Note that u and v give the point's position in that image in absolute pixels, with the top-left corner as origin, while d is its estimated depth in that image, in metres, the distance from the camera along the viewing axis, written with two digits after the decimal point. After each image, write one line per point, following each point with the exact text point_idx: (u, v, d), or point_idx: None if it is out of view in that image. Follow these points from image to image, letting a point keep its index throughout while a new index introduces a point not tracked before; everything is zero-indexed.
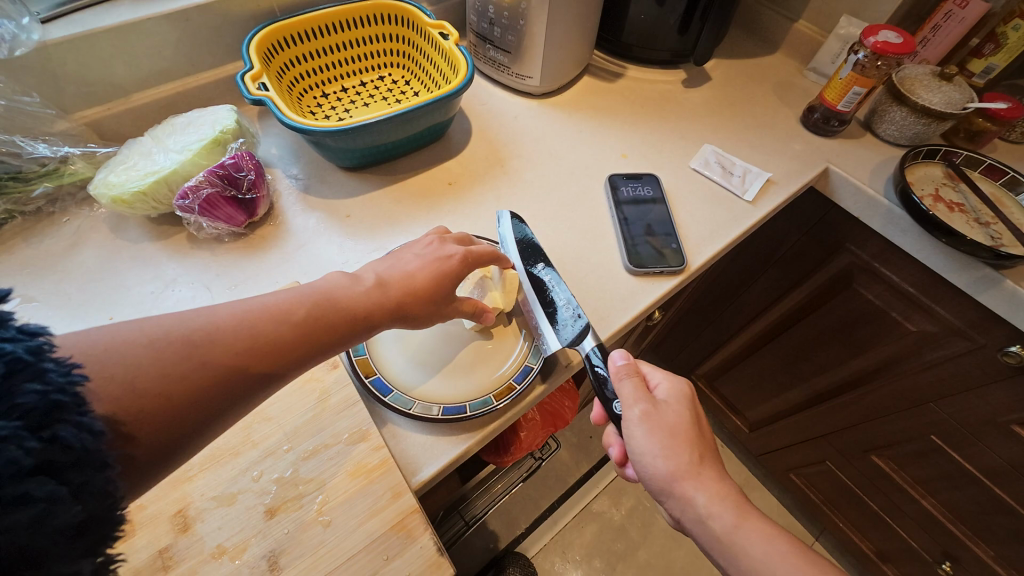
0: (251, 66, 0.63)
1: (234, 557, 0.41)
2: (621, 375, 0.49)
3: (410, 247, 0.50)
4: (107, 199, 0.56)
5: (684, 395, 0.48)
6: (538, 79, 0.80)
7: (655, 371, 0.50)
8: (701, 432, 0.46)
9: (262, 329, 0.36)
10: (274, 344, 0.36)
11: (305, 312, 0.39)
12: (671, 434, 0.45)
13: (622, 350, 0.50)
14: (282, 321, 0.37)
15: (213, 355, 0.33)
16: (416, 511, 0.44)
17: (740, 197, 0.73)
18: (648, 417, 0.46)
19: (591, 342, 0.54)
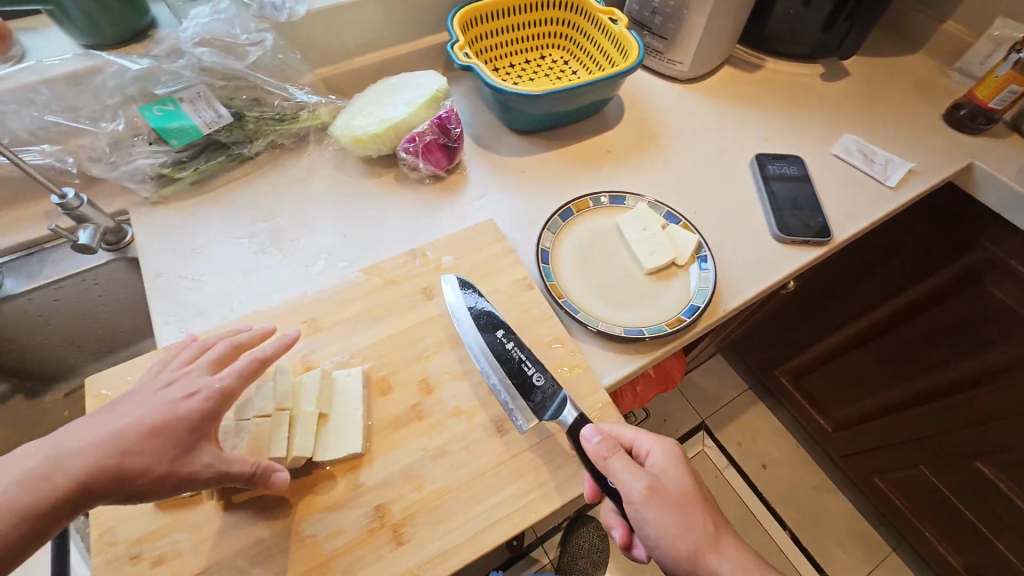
0: (456, 38, 0.73)
1: (469, 417, 0.52)
2: (610, 454, 0.47)
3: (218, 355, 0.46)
4: (348, 139, 0.69)
5: (671, 458, 0.49)
6: (688, 65, 0.88)
7: (641, 438, 0.50)
8: (702, 491, 0.48)
9: (110, 477, 0.37)
10: (65, 491, 0.36)
11: (137, 455, 0.38)
12: (681, 506, 0.46)
13: (596, 427, 0.48)
14: (84, 470, 0.37)
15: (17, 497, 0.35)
16: (610, 403, 0.53)
17: (882, 183, 0.78)
18: (654, 492, 0.46)
19: (571, 412, 0.50)
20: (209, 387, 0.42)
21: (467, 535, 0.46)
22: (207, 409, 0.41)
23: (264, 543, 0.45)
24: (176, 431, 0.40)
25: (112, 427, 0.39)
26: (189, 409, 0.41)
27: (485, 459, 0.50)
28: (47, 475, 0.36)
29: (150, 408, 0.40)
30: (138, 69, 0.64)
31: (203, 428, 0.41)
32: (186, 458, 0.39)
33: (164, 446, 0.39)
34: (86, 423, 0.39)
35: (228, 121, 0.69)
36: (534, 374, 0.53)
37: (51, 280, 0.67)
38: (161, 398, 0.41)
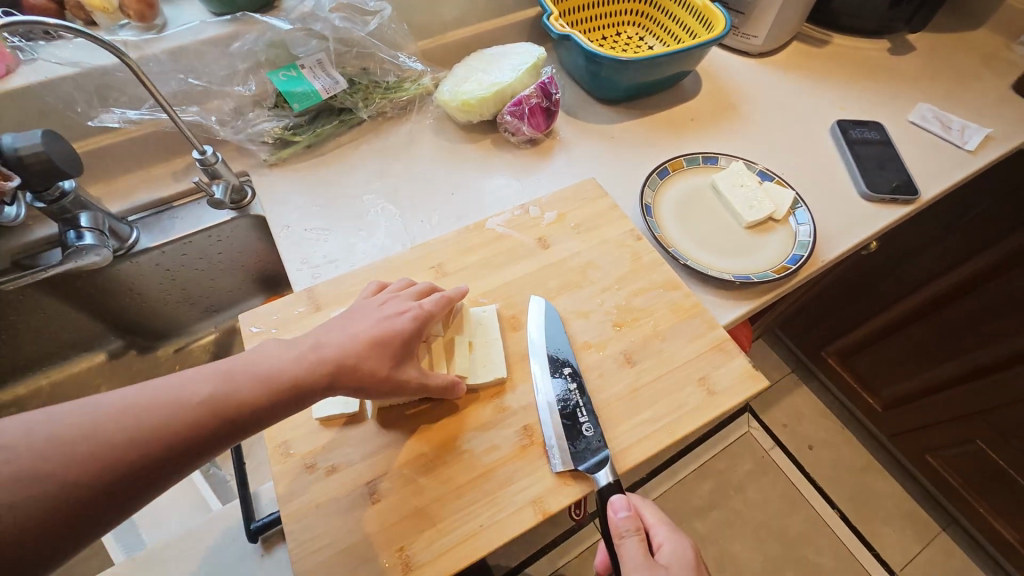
0: (551, 10, 0.79)
1: (600, 349, 0.56)
2: (628, 533, 0.47)
3: (387, 303, 0.48)
4: (457, 103, 0.74)
5: (685, 563, 0.47)
6: (762, 39, 0.91)
7: (658, 529, 0.49)
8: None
9: (340, 377, 0.42)
10: (308, 381, 0.40)
11: (366, 356, 0.43)
12: None
13: (625, 498, 0.47)
14: (325, 364, 0.41)
15: (269, 379, 0.39)
16: (730, 339, 0.56)
17: (960, 147, 0.81)
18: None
19: (609, 473, 0.48)
20: (415, 308, 0.47)
21: (611, 453, 0.49)
22: (416, 327, 0.46)
23: (426, 456, 0.49)
24: (394, 342, 0.45)
25: (344, 333, 0.44)
26: (403, 326, 0.46)
27: (620, 385, 0.53)
28: (297, 364, 0.41)
29: (372, 322, 0.45)
30: (288, 29, 0.69)
31: (411, 344, 0.46)
32: (400, 368, 0.45)
33: (383, 356, 0.44)
34: (321, 331, 0.44)
35: (344, 87, 0.74)
36: (584, 423, 0.50)
37: (182, 235, 0.70)
38: (330, 336, 0.44)
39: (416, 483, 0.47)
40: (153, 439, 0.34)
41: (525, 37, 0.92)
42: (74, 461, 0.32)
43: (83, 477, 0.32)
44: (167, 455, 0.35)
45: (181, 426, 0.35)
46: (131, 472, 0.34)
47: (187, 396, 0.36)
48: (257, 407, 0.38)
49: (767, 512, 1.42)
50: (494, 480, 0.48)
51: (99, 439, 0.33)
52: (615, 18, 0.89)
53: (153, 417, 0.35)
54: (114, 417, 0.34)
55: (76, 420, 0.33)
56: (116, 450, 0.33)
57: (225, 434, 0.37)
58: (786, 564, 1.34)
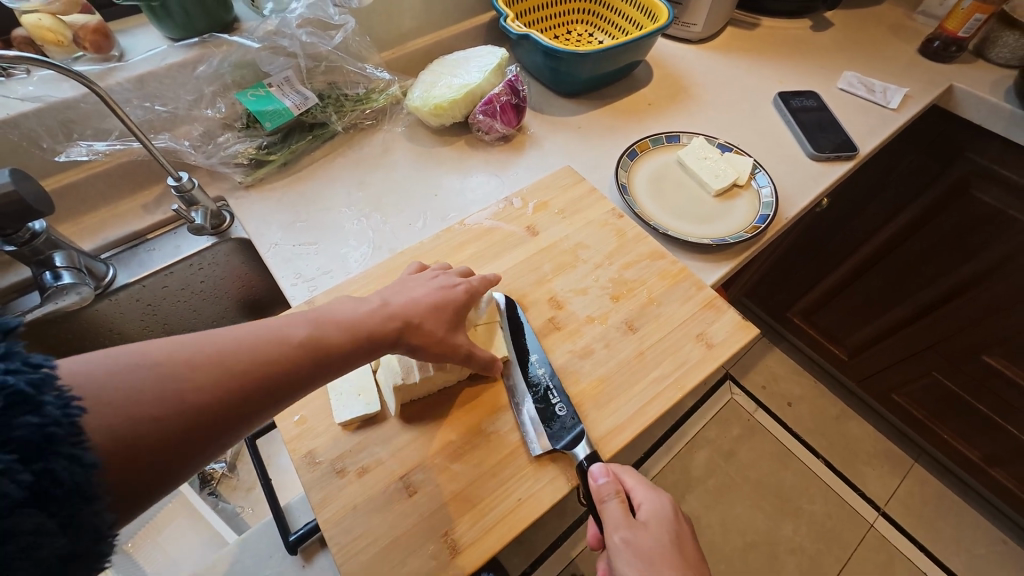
0: (506, 13, 0.82)
1: (602, 321, 0.59)
2: (607, 497, 0.47)
3: (426, 275, 0.51)
4: (428, 107, 0.76)
5: (667, 522, 0.47)
6: (701, 26, 0.98)
7: (639, 490, 0.48)
8: (685, 559, 0.45)
9: (410, 330, 0.44)
10: (382, 334, 0.42)
11: (427, 319, 0.45)
12: (658, 563, 0.44)
13: (603, 464, 0.48)
14: (395, 320, 0.43)
15: (352, 327, 0.41)
16: (719, 296, 0.60)
17: (885, 106, 0.90)
18: (629, 545, 0.45)
19: (585, 447, 0.49)
20: (463, 283, 0.51)
21: (627, 416, 0.52)
22: (466, 298, 0.50)
23: (454, 443, 0.50)
24: (450, 309, 0.48)
25: (405, 296, 0.46)
26: (456, 296, 0.49)
27: (627, 351, 0.56)
28: (374, 318, 0.42)
29: (429, 290, 0.48)
30: (255, 48, 0.69)
31: (462, 314, 0.49)
32: (454, 334, 0.48)
33: (443, 318, 0.47)
34: (385, 293, 0.46)
35: (315, 102, 0.74)
36: (559, 404, 0.52)
37: (162, 266, 0.69)
38: (394, 294, 0.46)
39: (449, 470, 0.48)
40: (256, 368, 0.34)
41: (481, 41, 0.95)
42: (190, 384, 0.32)
43: (198, 401, 0.32)
44: (267, 387, 0.35)
45: (281, 359, 0.36)
46: (239, 400, 0.33)
47: (286, 334, 0.37)
48: (347, 350, 0.40)
49: (761, 470, 1.49)
50: (524, 455, 0.49)
51: (213, 365, 0.33)
52: (565, 17, 0.94)
53: (258, 349, 0.35)
54: (222, 347, 0.34)
55: (191, 347, 0.33)
56: (228, 376, 0.33)
57: (319, 373, 0.38)
58: (784, 517, 1.42)
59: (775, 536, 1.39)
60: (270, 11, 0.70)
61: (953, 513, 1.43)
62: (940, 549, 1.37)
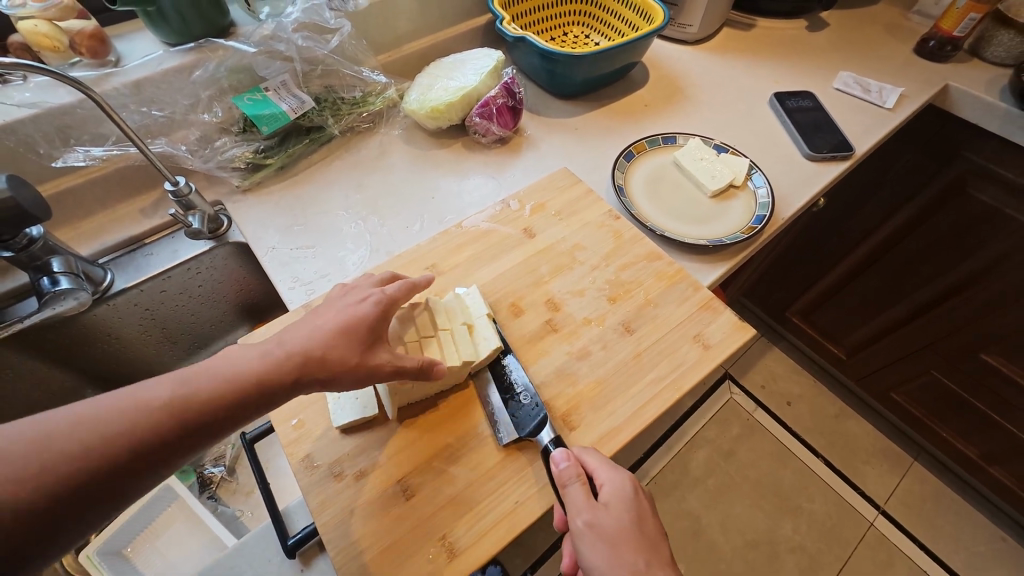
0: (502, 15, 0.82)
1: (599, 323, 0.59)
2: (569, 481, 0.45)
3: (340, 297, 0.48)
4: (425, 110, 0.76)
5: (626, 501, 0.47)
6: (697, 27, 0.99)
7: (602, 472, 0.47)
8: (644, 535, 0.46)
9: (313, 364, 0.42)
10: (274, 377, 0.40)
11: (329, 347, 0.43)
12: (617, 544, 0.45)
13: (564, 448, 0.47)
14: (294, 358, 0.41)
15: (233, 377, 0.39)
16: (716, 297, 0.60)
17: (881, 106, 0.90)
18: (594, 529, 0.45)
19: (549, 433, 0.49)
20: (378, 295, 0.48)
21: (624, 417, 0.52)
22: (378, 311, 0.46)
23: (452, 445, 0.50)
24: (361, 329, 0.45)
25: (309, 326, 0.44)
26: (367, 313, 0.46)
27: (624, 353, 0.56)
28: (263, 362, 0.40)
29: (335, 313, 0.45)
30: (251, 52, 0.69)
31: (377, 330, 0.46)
32: (371, 355, 0.45)
33: (354, 343, 0.44)
34: (286, 327, 0.44)
35: (311, 105, 0.75)
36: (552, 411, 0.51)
37: (160, 270, 0.68)
38: (295, 328, 0.44)
39: (446, 473, 0.49)
40: (110, 446, 0.34)
41: (478, 43, 0.95)
42: (31, 476, 0.31)
43: (42, 490, 0.32)
44: (127, 461, 0.34)
45: (143, 429, 0.35)
46: (92, 482, 0.33)
47: (148, 401, 0.36)
48: (226, 405, 0.38)
49: (760, 470, 1.49)
50: (522, 458, 0.50)
51: (59, 450, 0.33)
52: (561, 18, 0.94)
53: (114, 423, 0.34)
54: (73, 428, 0.34)
55: (37, 433, 0.33)
56: (76, 460, 0.33)
57: (193, 435, 0.37)
58: (784, 516, 1.42)
59: (774, 535, 1.39)
60: (266, 16, 0.71)
61: (953, 511, 1.43)
62: (940, 547, 1.37)
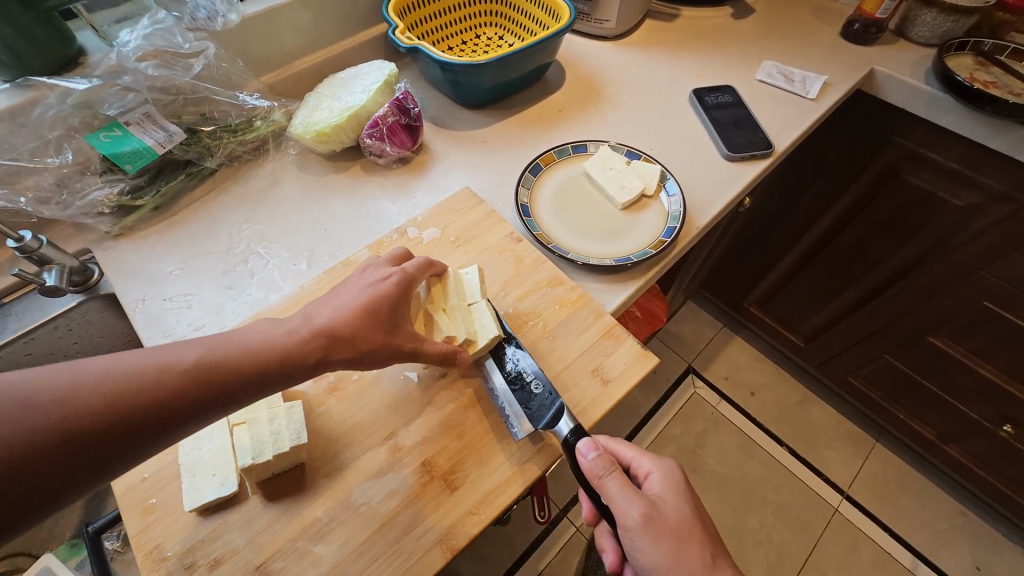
0: (396, 23, 0.76)
1: (491, 364, 0.54)
2: (605, 473, 0.47)
3: (363, 274, 0.50)
4: (311, 135, 0.70)
5: (673, 487, 0.50)
6: (614, 21, 0.93)
7: (641, 460, 0.51)
8: (696, 517, 0.50)
9: (363, 333, 0.45)
10: (297, 354, 0.41)
11: (369, 319, 0.45)
12: (677, 533, 0.47)
13: (590, 440, 0.47)
14: (347, 327, 0.44)
15: (272, 346, 0.41)
16: (618, 323, 0.56)
17: (803, 96, 0.87)
18: (650, 521, 0.47)
19: (568, 423, 0.48)
20: (397, 274, 0.50)
21: (513, 468, 0.48)
22: (398, 290, 0.48)
23: (321, 520, 0.45)
24: (384, 310, 0.47)
25: (335, 305, 0.46)
26: (388, 290, 0.48)
27: (516, 396, 0.52)
28: (289, 338, 0.42)
29: (360, 291, 0.47)
30: (89, 87, 0.62)
31: (398, 309, 0.48)
32: (395, 334, 0.47)
33: (380, 321, 0.46)
34: (327, 301, 0.46)
35: (181, 137, 0.68)
36: (533, 381, 0.51)
37: (19, 333, 0.63)
38: (345, 294, 0.47)
39: (313, 553, 0.44)
40: (151, 397, 0.35)
41: (379, 54, 0.89)
42: (43, 426, 0.32)
43: (138, 404, 0.34)
44: (153, 415, 0.35)
45: (165, 391, 0.36)
46: (171, 409, 0.36)
47: (174, 363, 0.37)
48: (251, 372, 0.39)
49: (725, 464, 1.48)
50: (397, 527, 0.45)
51: (150, 377, 0.35)
52: (468, 20, 0.88)
53: (145, 378, 0.35)
54: (97, 381, 0.34)
55: (66, 378, 0.33)
56: (166, 386, 0.36)
57: (219, 398, 0.38)
58: (749, 510, 1.41)
59: (741, 528, 1.38)
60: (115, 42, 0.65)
61: (916, 489, 1.44)
62: (904, 528, 1.37)
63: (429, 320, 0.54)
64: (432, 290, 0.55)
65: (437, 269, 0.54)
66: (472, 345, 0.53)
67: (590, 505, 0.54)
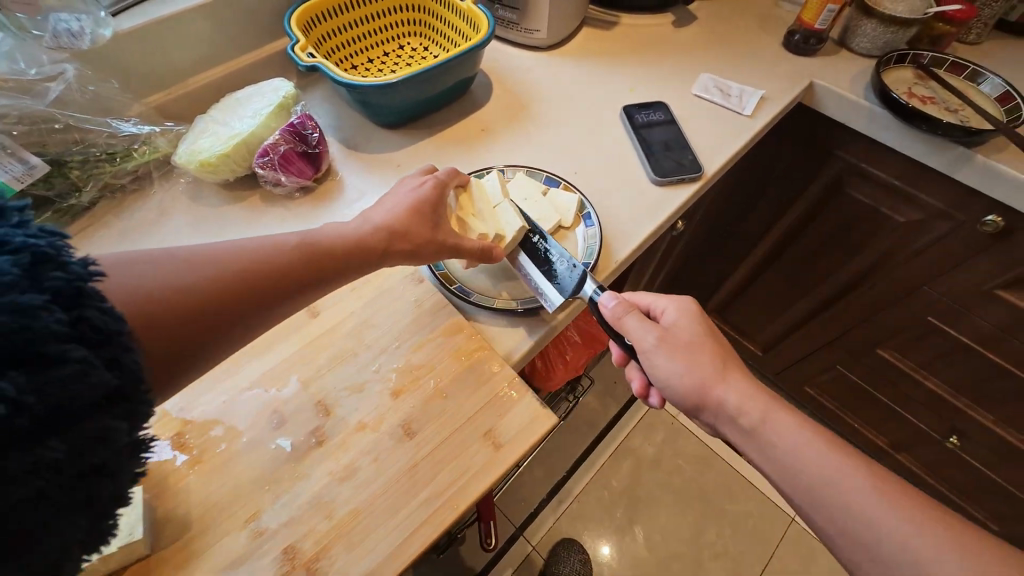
0: (297, 38, 0.70)
1: (374, 428, 0.50)
2: (624, 313, 0.56)
3: (401, 185, 0.58)
4: (195, 164, 0.63)
5: (688, 315, 0.56)
6: (545, 31, 0.88)
7: (659, 301, 0.58)
8: (713, 338, 0.55)
9: (412, 231, 0.54)
10: (368, 244, 0.51)
11: (414, 220, 0.54)
12: (690, 347, 0.54)
13: (612, 293, 0.57)
14: (398, 228, 0.53)
15: (349, 240, 0.50)
16: (517, 378, 0.52)
17: (739, 113, 0.83)
18: (663, 341, 0.54)
19: (591, 285, 0.58)
20: (433, 181, 0.59)
21: (386, 553, 0.44)
22: (435, 195, 0.57)
23: None
24: (425, 208, 0.56)
25: (385, 208, 0.54)
26: (427, 194, 0.57)
27: (398, 465, 0.48)
28: (357, 235, 0.51)
29: (403, 196, 0.56)
30: None
31: (438, 207, 0.57)
32: (438, 228, 0.56)
33: (422, 220, 0.55)
34: (375, 209, 0.55)
35: (44, 169, 0.59)
36: (557, 260, 0.60)
37: None
38: (391, 201, 0.56)
39: None
40: (269, 270, 0.44)
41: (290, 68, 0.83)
42: (202, 284, 0.40)
43: (264, 273, 0.43)
44: (273, 285, 0.44)
45: (278, 267, 0.44)
46: (285, 280, 0.44)
47: (276, 246, 0.45)
48: (339, 258, 0.49)
49: (683, 476, 1.46)
50: None
51: (261, 256, 0.44)
52: (385, 32, 0.82)
53: (259, 257, 0.44)
54: (225, 257, 0.42)
55: (198, 256, 0.41)
56: (279, 261, 0.45)
57: (321, 276, 0.47)
58: (707, 522, 1.40)
59: (698, 541, 1.37)
60: None
61: None
62: None
63: (461, 222, 0.61)
64: (459, 198, 0.62)
65: (462, 178, 0.62)
66: (501, 242, 0.60)
67: (620, 351, 0.62)
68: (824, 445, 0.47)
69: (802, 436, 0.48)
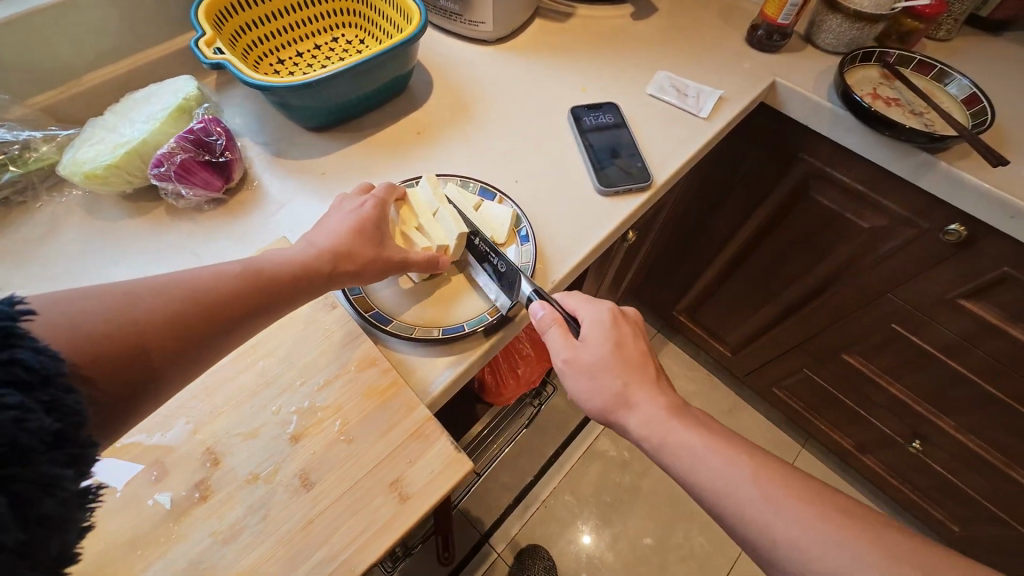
0: (203, 31, 0.62)
1: (267, 480, 0.45)
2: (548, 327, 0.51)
3: (342, 206, 0.54)
4: (80, 176, 0.57)
5: (602, 329, 0.51)
6: (491, 24, 0.81)
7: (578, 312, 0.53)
8: (627, 355, 0.50)
9: (363, 250, 0.50)
10: (317, 266, 0.47)
11: (364, 238, 0.51)
12: (598, 369, 0.50)
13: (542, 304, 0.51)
14: (348, 247, 0.49)
15: (301, 261, 0.46)
16: (431, 419, 0.48)
17: (696, 114, 0.78)
18: (572, 362, 0.50)
19: (528, 286, 0.53)
20: (371, 199, 0.55)
21: None
22: (377, 212, 0.54)
23: None
24: (369, 228, 0.52)
25: (328, 228, 0.51)
26: (368, 213, 0.53)
27: (291, 522, 0.43)
28: (306, 257, 0.47)
29: (344, 217, 0.52)
30: None
31: (381, 227, 0.53)
32: (384, 248, 0.52)
33: (370, 238, 0.51)
34: (316, 231, 0.51)
35: None
36: (497, 260, 0.55)
37: None
38: (339, 220, 0.52)
39: None
40: (216, 297, 0.40)
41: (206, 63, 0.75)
42: (140, 319, 0.36)
43: (210, 300, 0.40)
44: (222, 312, 0.40)
45: (225, 293, 0.41)
46: (235, 306, 0.41)
47: (219, 273, 0.42)
48: (291, 280, 0.45)
49: (651, 479, 1.44)
50: None
51: (204, 284, 0.40)
52: (312, 24, 0.75)
53: (202, 284, 0.40)
54: (162, 288, 0.38)
55: (131, 290, 0.37)
56: (225, 288, 0.41)
57: (272, 301, 0.44)
58: (674, 525, 1.38)
59: (665, 545, 1.35)
60: None
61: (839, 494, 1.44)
62: None
63: (405, 238, 0.58)
64: (401, 213, 0.59)
65: (398, 190, 0.58)
66: (447, 251, 0.57)
67: None
68: (723, 463, 0.43)
69: (703, 449, 0.44)
